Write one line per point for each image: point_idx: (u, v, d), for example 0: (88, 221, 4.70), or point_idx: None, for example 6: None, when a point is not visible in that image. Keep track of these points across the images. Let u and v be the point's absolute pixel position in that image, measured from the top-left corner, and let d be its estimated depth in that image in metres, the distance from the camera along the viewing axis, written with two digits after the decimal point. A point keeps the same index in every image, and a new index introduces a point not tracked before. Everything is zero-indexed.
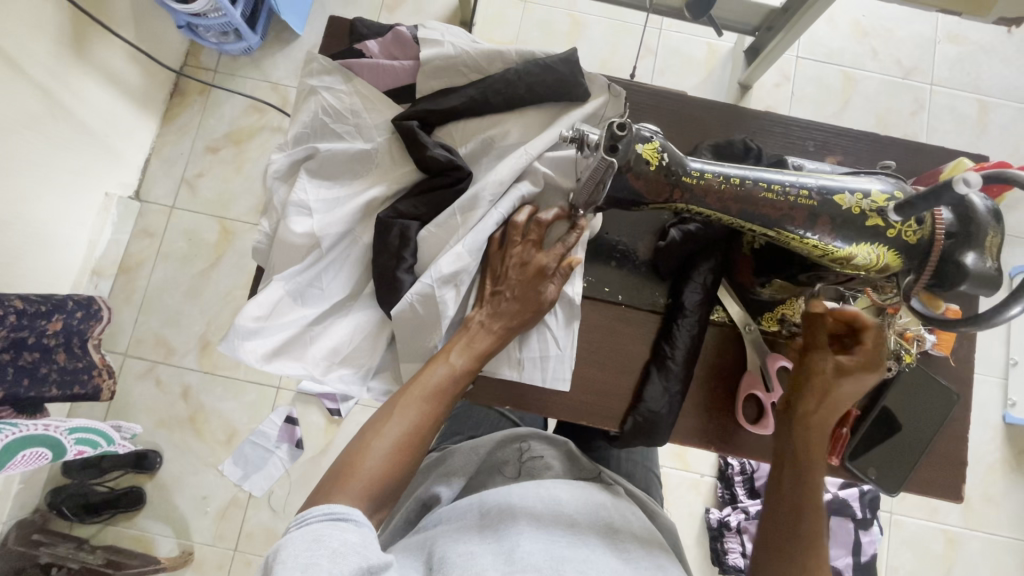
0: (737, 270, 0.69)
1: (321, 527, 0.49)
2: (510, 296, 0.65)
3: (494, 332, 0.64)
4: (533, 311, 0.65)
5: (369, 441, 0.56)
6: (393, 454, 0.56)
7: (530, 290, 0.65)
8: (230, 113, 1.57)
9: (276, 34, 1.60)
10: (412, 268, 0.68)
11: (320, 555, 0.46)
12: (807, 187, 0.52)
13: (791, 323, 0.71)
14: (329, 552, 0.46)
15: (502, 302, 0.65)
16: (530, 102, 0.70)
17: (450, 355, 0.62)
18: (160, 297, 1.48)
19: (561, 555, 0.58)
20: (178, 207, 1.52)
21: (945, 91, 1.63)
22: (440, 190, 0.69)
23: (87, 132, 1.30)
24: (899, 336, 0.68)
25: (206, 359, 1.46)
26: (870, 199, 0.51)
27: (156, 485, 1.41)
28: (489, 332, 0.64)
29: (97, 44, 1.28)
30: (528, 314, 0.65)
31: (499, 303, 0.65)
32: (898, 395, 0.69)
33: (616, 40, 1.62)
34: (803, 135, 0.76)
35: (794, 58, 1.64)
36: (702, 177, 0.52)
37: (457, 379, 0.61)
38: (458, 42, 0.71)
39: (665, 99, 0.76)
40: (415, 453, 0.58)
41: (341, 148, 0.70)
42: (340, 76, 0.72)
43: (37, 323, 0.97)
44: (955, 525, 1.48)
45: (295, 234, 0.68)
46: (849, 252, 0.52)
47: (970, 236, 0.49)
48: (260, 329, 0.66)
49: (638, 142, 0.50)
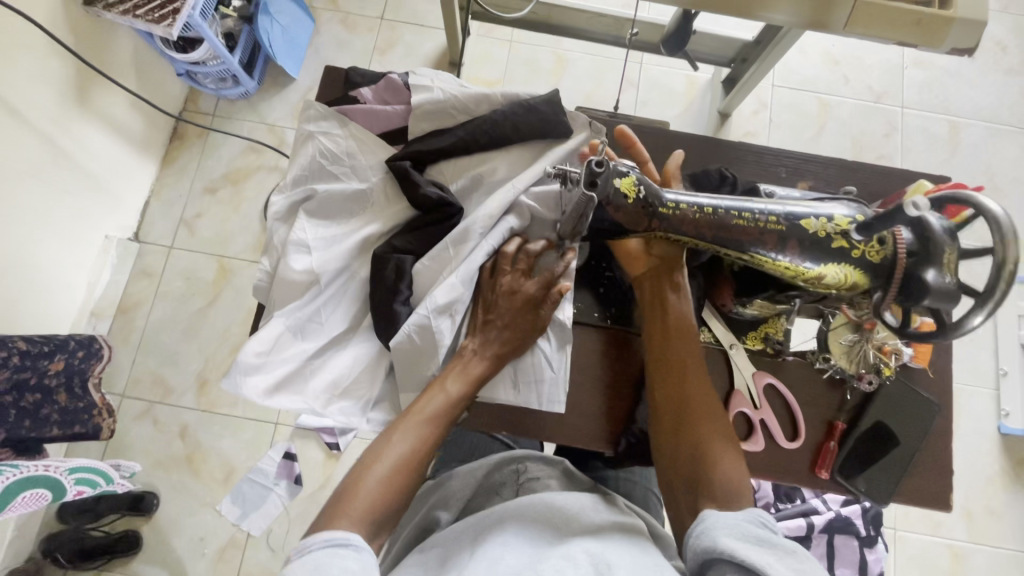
0: (719, 292, 0.72)
1: (320, 555, 0.50)
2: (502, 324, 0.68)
3: (489, 357, 0.67)
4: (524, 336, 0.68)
5: (368, 465, 0.58)
6: (392, 477, 0.58)
7: (520, 316, 0.68)
8: (228, 155, 1.62)
9: (272, 78, 1.66)
10: (407, 300, 0.70)
11: None
12: (776, 213, 0.56)
13: (774, 340, 0.74)
14: None
15: (494, 329, 0.68)
16: (514, 139, 0.74)
17: (445, 382, 0.65)
18: (159, 336, 1.50)
19: (542, 557, 0.60)
20: (177, 247, 1.56)
21: (916, 113, 1.70)
22: (433, 226, 0.72)
23: (89, 177, 1.34)
24: (878, 350, 0.71)
25: (204, 397, 1.46)
26: (834, 223, 0.56)
27: (153, 528, 1.40)
28: (482, 358, 0.67)
29: (100, 93, 1.34)
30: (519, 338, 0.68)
31: (491, 330, 0.68)
32: (880, 407, 0.72)
33: (599, 75, 1.70)
34: (774, 163, 0.81)
35: (770, 87, 1.72)
36: (677, 208, 0.56)
37: (453, 403, 0.64)
38: (446, 86, 0.75)
39: (643, 133, 0.81)
40: (413, 476, 0.59)
41: (338, 188, 0.74)
42: (335, 121, 0.76)
43: (39, 364, 0.99)
44: (960, 539, 1.46)
45: (295, 272, 0.71)
46: (819, 273, 0.56)
47: (930, 253, 0.52)
48: (262, 364, 0.68)
49: (616, 177, 0.54)
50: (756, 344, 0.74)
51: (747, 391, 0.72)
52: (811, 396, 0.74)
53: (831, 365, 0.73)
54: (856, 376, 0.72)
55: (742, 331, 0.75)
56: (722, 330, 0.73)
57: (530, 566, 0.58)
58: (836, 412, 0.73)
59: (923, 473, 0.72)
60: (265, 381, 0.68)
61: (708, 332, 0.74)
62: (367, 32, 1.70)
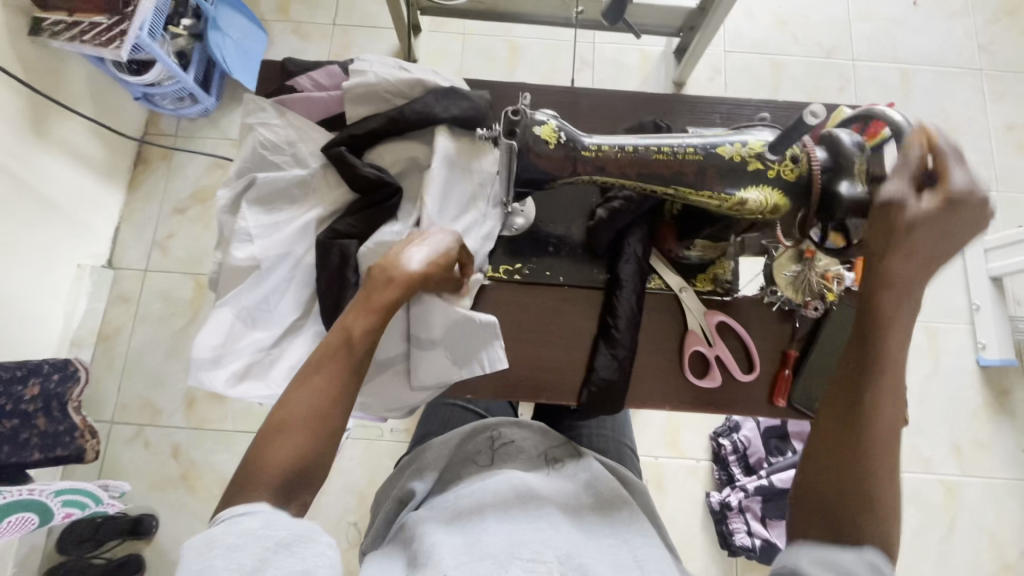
0: (664, 238, 0.75)
1: (218, 529, 0.48)
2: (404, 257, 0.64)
3: (397, 285, 0.62)
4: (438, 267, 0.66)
5: (272, 429, 0.54)
6: (303, 432, 0.54)
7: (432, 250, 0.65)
8: (193, 174, 1.63)
9: (230, 92, 1.67)
10: (357, 284, 0.72)
11: (214, 558, 0.45)
12: (694, 144, 0.59)
13: (723, 280, 0.77)
14: (222, 551, 0.46)
15: (401, 263, 0.64)
16: (450, 128, 0.75)
17: (346, 320, 0.60)
18: (142, 360, 1.50)
19: (520, 538, 0.61)
20: (152, 270, 1.56)
21: (866, 64, 1.74)
22: (374, 207, 0.74)
23: (54, 207, 1.35)
24: (821, 278, 0.72)
25: (194, 414, 1.47)
26: (748, 146, 0.58)
27: (155, 549, 1.40)
28: (389, 288, 0.62)
29: (57, 122, 1.34)
30: (428, 272, 0.65)
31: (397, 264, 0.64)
32: (831, 333, 0.74)
33: (554, 57, 1.72)
34: (709, 110, 0.83)
35: (722, 53, 1.74)
36: (599, 150, 0.58)
37: (359, 340, 0.59)
38: (382, 70, 0.76)
39: (579, 95, 0.83)
40: (324, 424, 0.55)
41: (278, 175, 0.75)
42: (275, 112, 0.77)
43: (12, 389, 1.01)
44: (952, 474, 1.47)
45: (238, 259, 0.73)
46: (740, 197, 0.58)
47: (841, 167, 0.55)
48: (219, 357, 0.69)
49: (535, 125, 0.57)
50: (706, 285, 0.77)
51: (699, 330, 0.75)
52: (763, 329, 0.76)
53: (779, 297, 0.75)
54: (802, 305, 0.74)
55: (692, 273, 0.77)
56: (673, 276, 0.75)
57: (506, 550, 0.59)
58: (789, 342, 0.75)
59: None
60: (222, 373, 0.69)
61: (659, 279, 0.76)
62: (320, 39, 1.72)
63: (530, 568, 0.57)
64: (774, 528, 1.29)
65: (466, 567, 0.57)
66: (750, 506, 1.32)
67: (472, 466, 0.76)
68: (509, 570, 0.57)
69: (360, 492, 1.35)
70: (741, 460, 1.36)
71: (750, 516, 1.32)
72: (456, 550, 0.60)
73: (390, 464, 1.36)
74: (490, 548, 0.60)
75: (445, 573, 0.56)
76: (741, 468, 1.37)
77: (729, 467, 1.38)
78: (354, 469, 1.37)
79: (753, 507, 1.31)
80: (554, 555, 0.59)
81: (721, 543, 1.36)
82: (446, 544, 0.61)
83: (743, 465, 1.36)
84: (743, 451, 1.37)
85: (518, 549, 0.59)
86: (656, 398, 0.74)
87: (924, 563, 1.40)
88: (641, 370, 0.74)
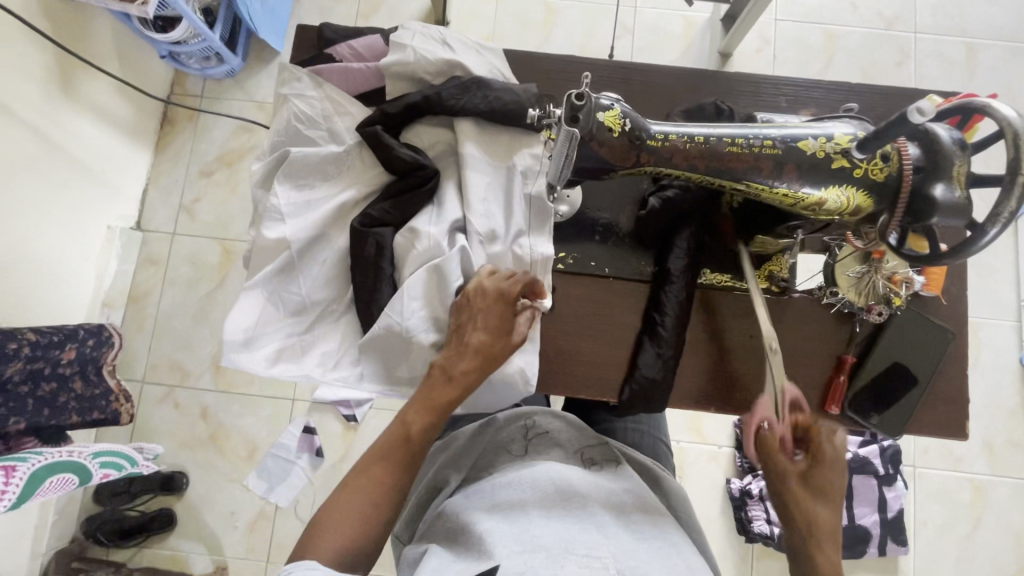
0: (720, 232, 0.70)
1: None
2: (466, 352, 0.63)
3: (457, 381, 0.63)
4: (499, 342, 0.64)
5: (325, 519, 0.59)
6: (356, 525, 0.59)
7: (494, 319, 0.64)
8: (219, 136, 1.60)
9: (256, 53, 1.62)
10: (390, 277, 0.69)
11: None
12: (771, 137, 0.56)
13: (779, 277, 0.72)
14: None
15: (462, 359, 0.64)
16: (491, 119, 0.70)
17: (405, 415, 0.63)
18: (170, 323, 1.51)
19: (572, 536, 0.59)
20: (180, 233, 1.56)
21: (929, 38, 1.59)
22: (411, 191, 0.70)
23: (83, 168, 1.34)
24: (887, 280, 0.68)
25: (221, 378, 1.49)
26: (834, 141, 0.55)
27: (185, 506, 1.44)
28: (446, 387, 0.63)
29: (84, 80, 1.31)
30: (488, 365, 0.64)
31: (458, 357, 0.64)
32: (893, 341, 0.70)
33: (592, 21, 1.60)
34: (774, 92, 0.77)
35: (772, 21, 1.61)
36: (666, 139, 0.56)
37: (415, 437, 0.62)
38: (423, 47, 0.71)
39: (632, 72, 0.78)
40: (372, 520, 0.59)
41: (312, 151, 0.71)
42: (310, 82, 0.73)
43: (51, 353, 0.99)
44: (981, 473, 1.40)
45: (268, 240, 0.70)
46: (819, 197, 0.56)
47: (937, 168, 0.51)
48: (251, 340, 0.69)
49: (599, 111, 0.54)
50: (761, 283, 0.73)
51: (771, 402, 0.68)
52: (818, 330, 0.72)
53: (839, 299, 0.71)
54: (865, 309, 0.70)
55: (745, 271, 0.73)
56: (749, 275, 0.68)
57: (560, 544, 0.58)
58: (846, 346, 0.71)
59: (933, 404, 0.71)
60: (254, 357, 0.69)
61: (711, 275, 0.73)
62: None
63: (586, 562, 0.56)
64: None
65: (520, 558, 0.55)
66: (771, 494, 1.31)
67: (507, 455, 0.74)
68: (566, 564, 0.55)
69: None
70: None
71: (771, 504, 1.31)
72: (507, 538, 0.58)
73: None
74: (543, 542, 0.58)
75: (501, 564, 0.54)
76: None
77: (752, 455, 1.35)
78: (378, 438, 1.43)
79: None
80: (607, 552, 0.58)
81: (740, 529, 1.35)
82: (496, 530, 0.60)
83: None
84: None
85: (571, 546, 0.58)
86: (699, 400, 0.72)
87: (948, 563, 1.36)
88: (686, 368, 0.72)
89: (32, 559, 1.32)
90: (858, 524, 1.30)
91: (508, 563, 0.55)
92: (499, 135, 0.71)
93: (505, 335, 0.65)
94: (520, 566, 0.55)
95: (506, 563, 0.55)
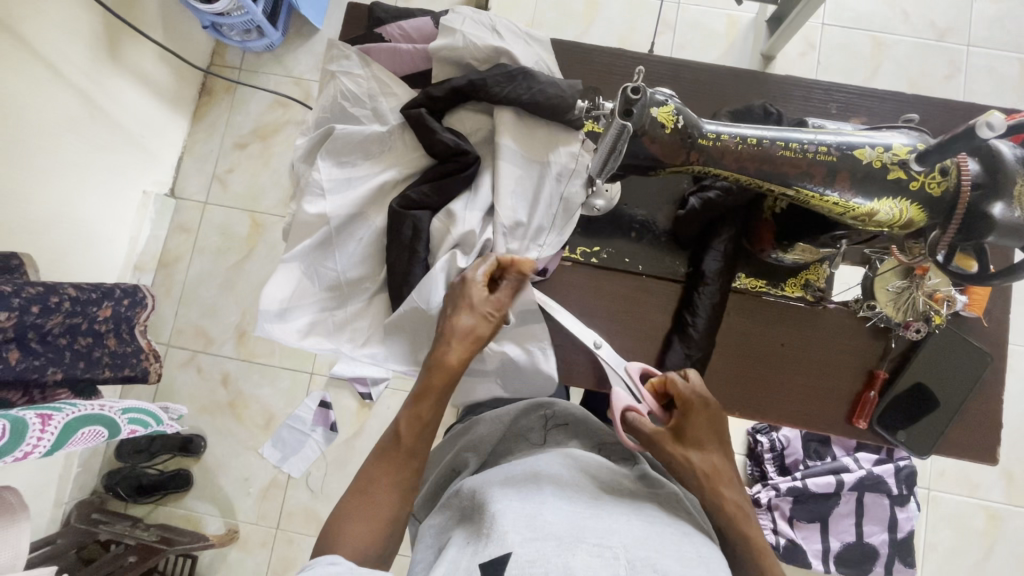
0: (759, 236, 0.69)
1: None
2: (453, 338, 0.64)
3: (444, 370, 0.64)
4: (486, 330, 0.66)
5: (350, 507, 0.59)
6: (381, 510, 0.59)
7: (482, 306, 0.65)
8: (255, 109, 1.62)
9: (295, 29, 1.63)
10: (425, 260, 0.69)
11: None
12: (826, 143, 0.56)
13: (815, 287, 0.72)
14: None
15: (449, 350, 0.64)
16: (532, 111, 0.70)
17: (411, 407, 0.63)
18: (198, 290, 1.55)
19: (583, 524, 0.56)
20: (211, 203, 1.58)
21: (983, 52, 1.52)
22: (450, 176, 0.69)
23: (123, 132, 1.36)
24: (929, 298, 0.67)
25: (243, 347, 1.52)
26: (892, 152, 0.54)
27: (202, 468, 1.48)
28: (435, 372, 0.64)
29: (129, 46, 1.34)
30: (475, 348, 0.65)
31: (446, 347, 0.64)
32: (927, 359, 0.69)
33: (634, 16, 1.57)
34: (825, 98, 0.76)
35: (819, 25, 1.56)
36: (718, 139, 0.56)
37: (404, 435, 0.62)
38: (472, 32, 0.71)
39: (681, 68, 0.77)
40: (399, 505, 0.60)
41: (356, 129, 0.72)
42: (357, 61, 0.74)
43: (89, 310, 1.00)
44: (998, 502, 1.37)
45: (309, 215, 0.71)
46: (871, 208, 0.55)
47: (997, 186, 0.51)
48: (285, 311, 0.71)
49: (654, 106, 0.54)
50: (796, 291, 0.72)
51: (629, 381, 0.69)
52: (851, 343, 0.71)
53: (875, 313, 0.70)
54: (902, 325, 0.69)
55: (781, 278, 0.72)
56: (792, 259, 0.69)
57: (571, 532, 0.55)
58: (879, 361, 0.71)
59: (964, 426, 0.70)
60: (287, 328, 0.71)
61: (747, 279, 0.72)
62: None
63: (597, 552, 0.52)
64: (801, 530, 1.29)
65: (532, 546, 0.53)
66: (779, 505, 1.30)
67: (526, 443, 0.75)
68: (576, 552, 0.52)
69: None
70: (777, 459, 1.32)
71: (778, 514, 1.30)
72: (518, 523, 0.56)
73: None
74: (554, 529, 0.55)
75: (512, 552, 0.52)
76: (775, 467, 1.34)
77: (764, 464, 1.35)
78: (390, 418, 1.46)
79: (782, 506, 1.30)
80: (619, 542, 0.54)
81: None
82: (509, 511, 0.58)
83: (777, 465, 1.32)
84: (780, 450, 1.33)
85: (582, 535, 0.55)
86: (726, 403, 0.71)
87: None
88: (713, 371, 0.72)
89: (54, 507, 1.37)
90: (867, 543, 1.28)
91: (521, 550, 0.52)
92: (539, 129, 0.71)
93: (490, 318, 0.66)
94: (532, 554, 0.52)
95: (518, 550, 0.52)
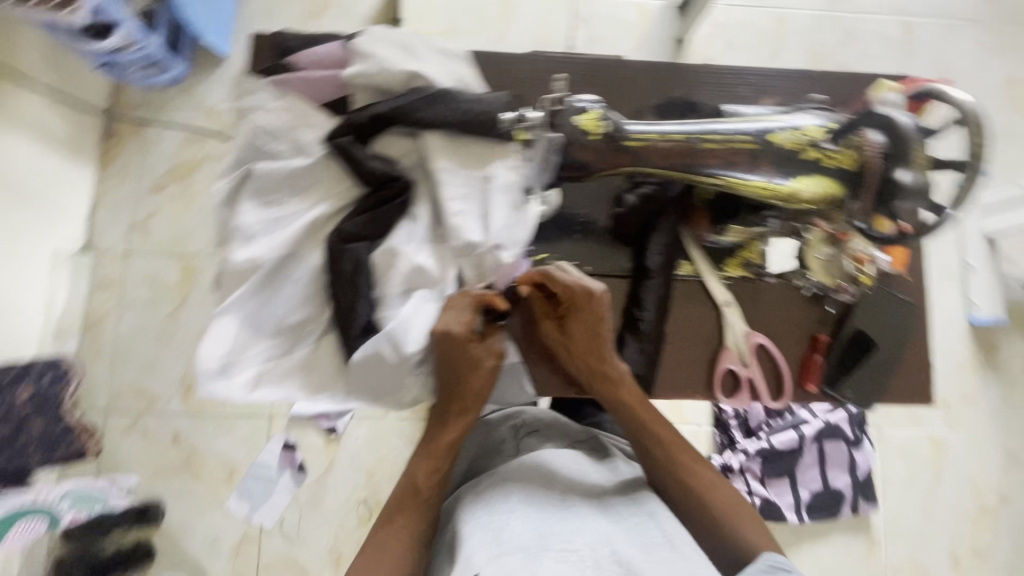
0: (694, 221, 0.72)
1: None
2: (467, 398, 0.67)
3: (455, 427, 0.67)
4: (488, 385, 0.68)
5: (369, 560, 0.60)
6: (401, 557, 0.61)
7: (486, 366, 0.67)
8: (169, 148, 1.52)
9: (201, 59, 1.54)
10: (369, 294, 0.66)
11: None
12: (744, 132, 0.60)
13: (753, 264, 0.75)
14: None
15: (467, 410, 0.68)
16: (460, 130, 0.67)
17: (416, 470, 0.65)
18: (132, 348, 1.44)
19: (549, 528, 0.55)
20: (133, 253, 1.47)
21: (870, 18, 1.63)
22: (384, 203, 0.67)
23: (18, 189, 1.23)
24: (854, 260, 0.71)
25: (192, 401, 1.43)
26: (803, 133, 0.60)
27: (163, 536, 1.37)
28: (452, 429, 0.67)
29: (13, 96, 1.22)
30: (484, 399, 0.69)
31: (464, 409, 0.67)
32: (864, 319, 0.74)
33: (548, 14, 1.58)
34: (737, 81, 0.79)
35: (724, 7, 1.62)
36: (642, 139, 0.61)
37: (425, 486, 0.64)
38: (387, 56, 0.69)
39: (601, 66, 0.78)
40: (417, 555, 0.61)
41: (276, 166, 0.69)
42: (271, 94, 0.71)
43: (7, 395, 0.94)
44: (939, 428, 1.48)
45: (238, 262, 0.67)
46: (793, 188, 0.60)
47: (900, 154, 0.57)
48: (226, 368, 0.67)
49: (577, 114, 0.63)
50: (736, 270, 0.75)
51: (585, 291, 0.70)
52: (794, 312, 0.75)
53: (811, 282, 0.74)
54: (835, 289, 0.73)
55: (722, 259, 0.74)
56: (733, 237, 0.72)
57: (536, 541, 0.53)
58: (819, 326, 0.75)
59: (903, 374, 0.76)
60: (233, 385, 0.67)
61: (688, 266, 0.74)
62: None
63: (564, 557, 0.51)
64: (774, 487, 1.34)
65: (498, 563, 0.51)
66: (751, 468, 1.34)
67: (500, 456, 0.74)
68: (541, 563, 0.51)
69: (367, 471, 1.40)
70: (743, 423, 1.36)
71: (752, 477, 1.34)
72: (485, 540, 0.54)
73: (397, 441, 1.41)
74: (520, 540, 0.54)
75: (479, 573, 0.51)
76: (741, 431, 1.37)
77: (730, 430, 1.37)
78: (361, 449, 1.41)
79: (754, 468, 1.34)
80: (586, 543, 0.54)
81: None
82: (479, 529, 0.56)
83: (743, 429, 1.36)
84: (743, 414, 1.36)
85: (547, 542, 0.54)
86: (687, 388, 0.74)
87: (915, 514, 1.44)
88: (670, 360, 0.74)
89: None
90: (832, 488, 1.36)
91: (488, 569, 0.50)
92: (472, 145, 0.67)
93: (494, 367, 0.68)
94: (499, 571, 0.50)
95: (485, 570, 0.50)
